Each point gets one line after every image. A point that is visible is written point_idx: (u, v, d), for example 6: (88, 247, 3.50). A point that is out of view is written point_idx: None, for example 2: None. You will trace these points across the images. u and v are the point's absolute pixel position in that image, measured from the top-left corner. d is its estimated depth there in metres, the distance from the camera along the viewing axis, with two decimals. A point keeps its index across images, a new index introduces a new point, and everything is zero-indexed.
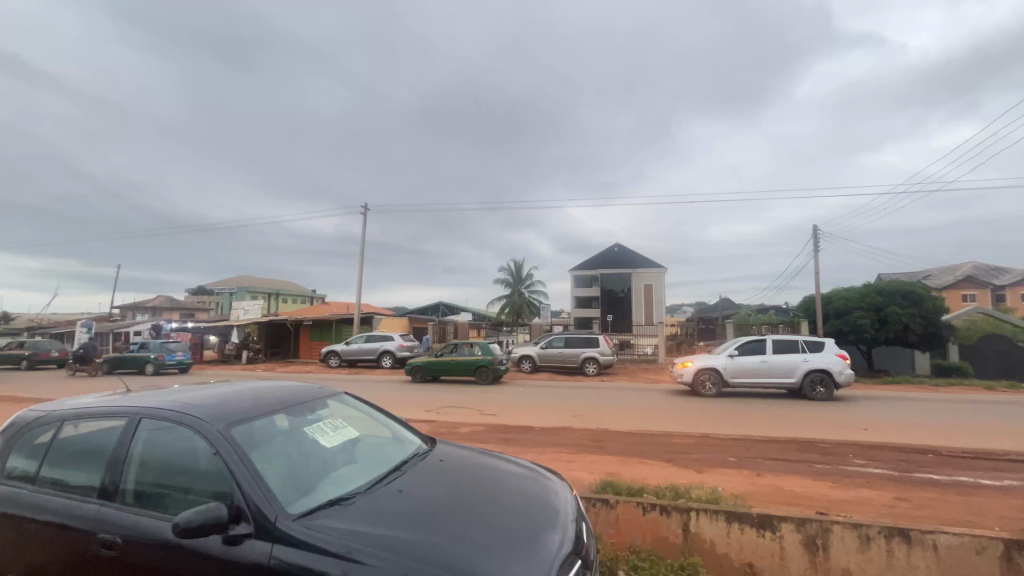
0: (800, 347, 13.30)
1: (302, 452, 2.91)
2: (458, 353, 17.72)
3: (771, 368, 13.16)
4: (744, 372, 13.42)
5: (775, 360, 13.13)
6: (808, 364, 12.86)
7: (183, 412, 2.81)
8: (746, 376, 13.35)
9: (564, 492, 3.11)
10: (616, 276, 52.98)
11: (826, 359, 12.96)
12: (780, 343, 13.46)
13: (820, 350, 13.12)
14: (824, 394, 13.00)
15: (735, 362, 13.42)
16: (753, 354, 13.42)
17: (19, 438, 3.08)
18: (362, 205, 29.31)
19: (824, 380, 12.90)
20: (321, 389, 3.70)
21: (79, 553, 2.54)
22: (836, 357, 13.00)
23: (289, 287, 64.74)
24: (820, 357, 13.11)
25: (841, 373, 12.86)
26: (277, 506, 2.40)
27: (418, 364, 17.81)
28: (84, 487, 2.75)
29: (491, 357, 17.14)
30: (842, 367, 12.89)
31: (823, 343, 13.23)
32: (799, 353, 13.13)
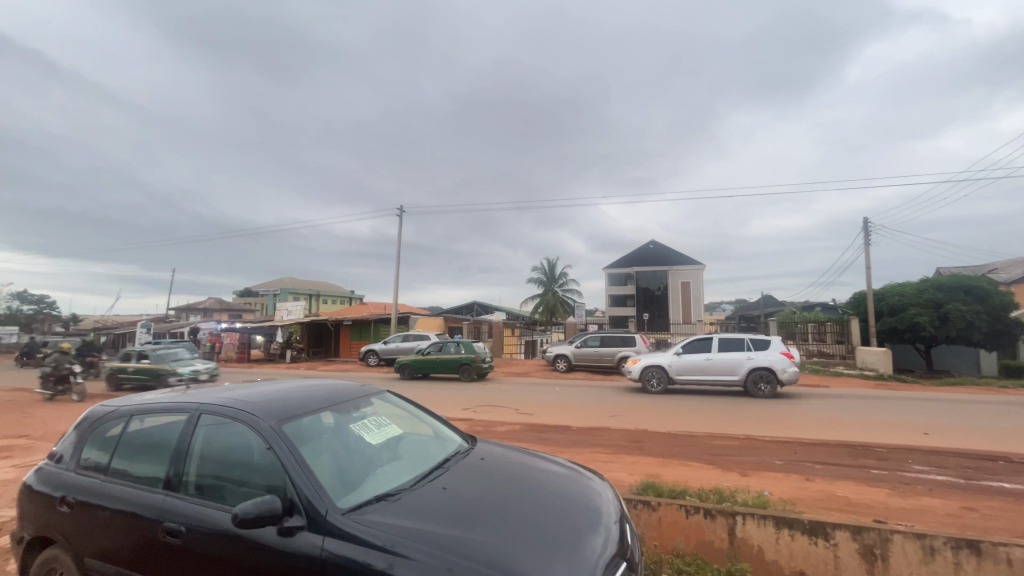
0: (745, 345, 13.19)
1: (347, 448, 3.00)
2: (444, 352, 18.18)
3: (713, 366, 13.18)
4: (689, 369, 13.54)
5: (717, 358, 13.12)
6: (750, 361, 12.71)
7: (238, 408, 2.96)
8: (690, 373, 13.47)
9: (606, 492, 3.08)
10: (652, 274, 51.95)
11: (770, 357, 12.75)
12: (727, 342, 13.42)
13: (765, 348, 12.93)
14: (768, 393, 12.75)
15: (677, 360, 13.61)
16: (697, 352, 13.51)
17: (92, 431, 3.32)
18: (399, 208, 30.14)
19: (765, 377, 12.69)
20: (364, 386, 3.81)
21: (148, 541, 2.71)
22: (781, 355, 12.74)
23: (330, 288, 66.93)
24: (766, 355, 12.91)
25: (786, 370, 12.57)
26: (326, 500, 2.49)
27: (406, 362, 18.34)
28: (151, 478, 2.93)
29: (474, 355, 17.58)
30: (786, 364, 12.60)
31: (769, 341, 13.03)
32: (742, 351, 13.03)
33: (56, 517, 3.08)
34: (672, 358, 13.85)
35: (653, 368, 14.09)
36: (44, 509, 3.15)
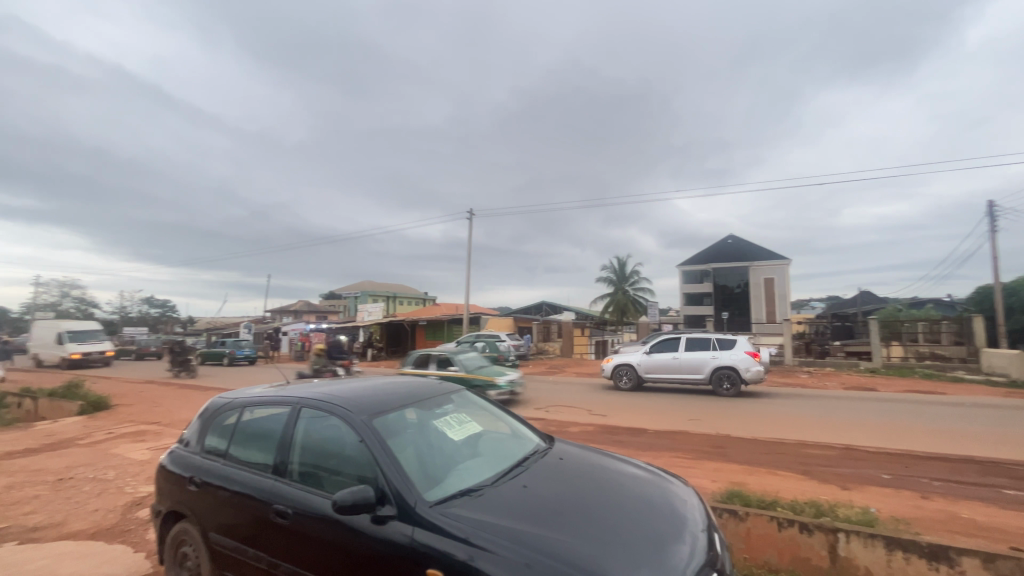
0: (712, 344, 13.40)
1: (430, 444, 3.13)
2: None
3: (679, 365, 13.50)
4: (657, 367, 13.91)
5: (683, 357, 13.42)
6: (713, 361, 12.87)
7: (334, 403, 3.20)
8: (658, 371, 13.83)
9: (690, 499, 2.95)
10: (731, 270, 49.01)
11: (734, 356, 12.88)
12: (694, 342, 13.67)
13: (731, 347, 13.07)
14: (732, 392, 12.88)
15: (646, 360, 14.01)
16: (665, 352, 13.81)
17: (213, 420, 3.75)
18: (469, 211, 30.94)
19: (728, 376, 12.81)
20: (444, 384, 3.95)
21: (261, 520, 3.01)
22: (746, 354, 12.84)
23: (406, 291, 70.38)
24: (731, 354, 13.05)
25: (749, 370, 12.68)
26: (415, 492, 2.62)
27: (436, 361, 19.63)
28: (260, 464, 3.25)
29: None
30: (750, 363, 12.70)
31: (736, 340, 13.15)
32: (707, 350, 13.27)
33: (186, 494, 3.51)
34: (641, 356, 14.29)
35: (624, 366, 14.59)
36: (176, 487, 3.61)
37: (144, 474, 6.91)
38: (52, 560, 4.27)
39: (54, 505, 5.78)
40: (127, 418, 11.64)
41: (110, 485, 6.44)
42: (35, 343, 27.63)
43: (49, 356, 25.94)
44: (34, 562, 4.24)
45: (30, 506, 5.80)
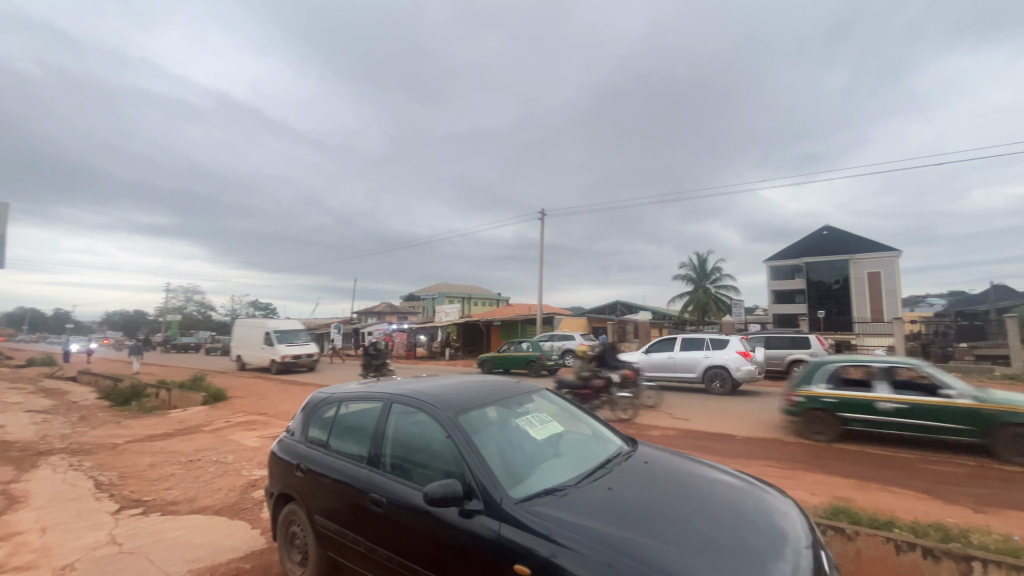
0: (705, 345, 14.09)
1: (513, 442, 3.18)
2: (516, 348, 20.94)
3: (674, 364, 14.19)
4: (653, 366, 14.62)
5: (678, 356, 14.18)
6: (706, 360, 13.47)
7: (421, 400, 3.37)
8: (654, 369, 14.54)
9: (788, 511, 2.74)
10: (827, 264, 44.64)
11: (726, 355, 13.45)
12: (689, 342, 14.38)
13: (724, 347, 13.71)
14: (726, 391, 13.34)
15: (643, 359, 14.78)
16: (662, 351, 14.54)
17: (314, 413, 4.10)
18: (540, 210, 30.64)
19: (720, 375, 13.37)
20: (523, 383, 4.02)
21: (359, 507, 3.23)
22: (738, 354, 13.39)
23: (479, 292, 72.12)
24: (723, 354, 13.65)
25: (739, 369, 13.28)
26: (500, 489, 2.69)
27: (486, 359, 21.68)
28: (357, 455, 3.50)
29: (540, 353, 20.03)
30: (740, 363, 13.31)
31: (727, 340, 13.79)
32: (701, 350, 13.96)
33: (294, 479, 3.86)
34: (640, 356, 15.06)
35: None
36: (285, 472, 3.98)
37: (255, 459, 7.72)
38: (187, 531, 4.89)
39: (186, 483, 6.62)
40: (241, 409, 13.03)
41: (229, 467, 7.27)
42: (237, 345, 27.56)
43: (255, 359, 25.67)
44: (173, 531, 4.88)
45: (168, 482, 6.70)
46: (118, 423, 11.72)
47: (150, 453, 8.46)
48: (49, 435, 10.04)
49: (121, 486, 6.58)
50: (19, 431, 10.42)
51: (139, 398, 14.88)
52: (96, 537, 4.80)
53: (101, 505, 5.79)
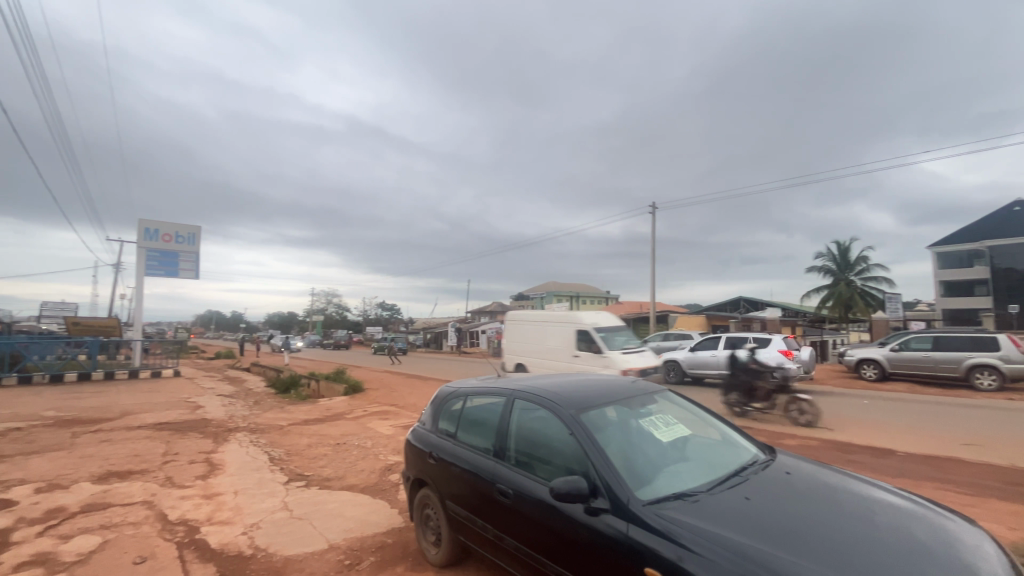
0: (746, 343, 14.45)
1: (637, 443, 3.13)
2: None
3: (718, 361, 15.16)
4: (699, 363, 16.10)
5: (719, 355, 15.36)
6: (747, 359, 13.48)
7: (544, 397, 3.45)
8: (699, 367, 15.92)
9: (980, 543, 2.31)
10: (1021, 247, 36.16)
11: (765, 355, 13.60)
12: None
13: (763, 345, 13.88)
14: None
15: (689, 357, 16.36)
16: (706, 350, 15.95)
17: (443, 406, 4.43)
18: (652, 205, 29.51)
19: None
20: (641, 382, 3.93)
21: (487, 496, 3.40)
22: (778, 354, 13.10)
23: (588, 290, 71.59)
24: (764, 352, 13.85)
25: (779, 369, 13.26)
26: (627, 490, 2.65)
27: None
28: (482, 447, 3.70)
29: None
30: (779, 363, 13.24)
31: (769, 339, 13.78)
32: (741, 348, 14.46)
33: (426, 465, 4.18)
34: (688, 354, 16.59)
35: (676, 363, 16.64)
36: (418, 459, 4.32)
37: (389, 446, 8.56)
38: (340, 504, 5.61)
39: (336, 463, 7.58)
40: (377, 399, 14.50)
41: (369, 451, 8.16)
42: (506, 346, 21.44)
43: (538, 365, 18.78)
44: (329, 504, 5.62)
45: (323, 461, 7.76)
46: (283, 408, 13.75)
47: (307, 435, 9.83)
48: (234, 416, 12.15)
49: (288, 461, 7.77)
50: (213, 411, 12.76)
51: (297, 386, 17.24)
52: (273, 502, 5.73)
53: (274, 476, 6.89)
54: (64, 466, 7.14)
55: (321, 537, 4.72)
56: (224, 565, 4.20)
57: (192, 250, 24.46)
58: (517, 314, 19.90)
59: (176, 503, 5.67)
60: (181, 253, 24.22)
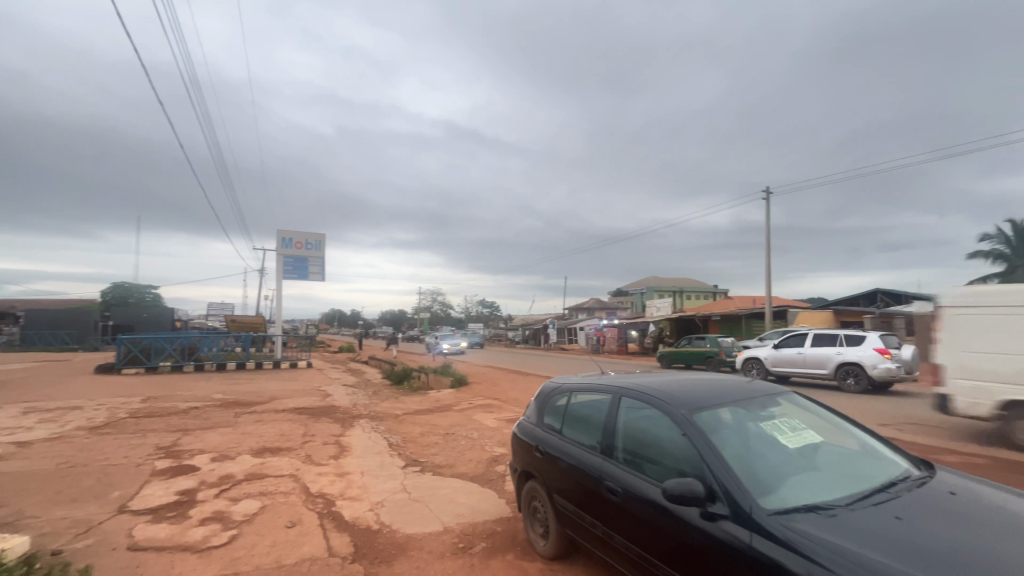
0: (839, 341, 14.26)
1: (757, 447, 2.91)
2: (693, 344, 21.13)
3: (803, 359, 14.76)
4: (782, 360, 15.30)
5: (808, 352, 14.65)
6: (837, 356, 13.92)
7: (652, 395, 3.36)
8: (784, 364, 15.20)
9: None
10: None
11: (861, 352, 13.67)
12: (821, 337, 14.67)
13: (858, 343, 13.84)
14: (857, 388, 13.72)
15: (767, 354, 15.60)
16: (792, 346, 15.19)
17: (547, 402, 4.51)
18: (764, 190, 26.93)
19: (854, 372, 13.67)
20: (760, 383, 3.65)
21: (595, 493, 3.38)
22: (875, 351, 13.47)
23: (694, 285, 67.55)
24: (859, 350, 13.78)
25: (876, 367, 13.36)
26: (749, 498, 2.49)
27: (665, 353, 22.15)
28: (588, 444, 3.69)
29: (717, 348, 19.85)
30: (877, 360, 13.36)
31: (864, 337, 13.80)
32: (833, 346, 14.21)
33: (533, 458, 4.27)
34: (769, 352, 15.72)
35: (753, 360, 16.24)
36: (525, 452, 4.42)
37: (494, 438, 8.92)
38: (452, 490, 5.98)
39: (447, 451, 8.10)
40: (481, 393, 15.16)
41: (476, 442, 8.59)
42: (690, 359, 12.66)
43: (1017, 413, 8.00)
44: (442, 489, 6.02)
45: (435, 448, 8.33)
46: (398, 398, 14.94)
47: (420, 424, 10.59)
48: (357, 404, 13.50)
49: (405, 447, 8.45)
50: (340, 399, 14.28)
51: (409, 378, 18.59)
52: (394, 484, 6.28)
53: (394, 460, 7.55)
54: (231, 441, 8.50)
55: (437, 519, 5.07)
56: (356, 536, 4.69)
57: (318, 256, 27.55)
58: (967, 285, 8.47)
59: (316, 478, 6.48)
60: (310, 259, 27.40)
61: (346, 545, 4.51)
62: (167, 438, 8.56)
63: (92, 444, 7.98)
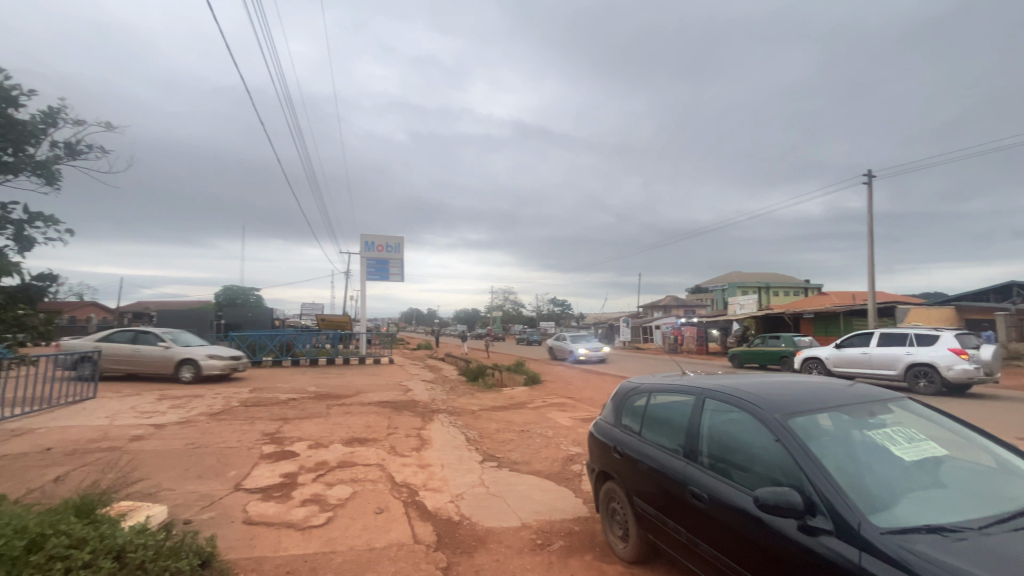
0: (909, 340, 13.06)
1: (865, 457, 2.64)
2: (766, 344, 20.06)
3: (869, 360, 13.66)
4: (845, 361, 14.31)
5: (874, 352, 13.58)
6: (906, 356, 12.78)
7: (740, 397, 3.18)
8: (847, 365, 14.19)
9: None
10: None
11: (934, 352, 12.42)
12: (889, 336, 13.52)
13: (930, 343, 12.60)
14: (931, 390, 12.58)
15: (828, 355, 14.69)
16: (856, 346, 14.12)
17: (625, 403, 4.41)
18: (866, 173, 24.32)
19: (926, 374, 12.52)
20: (865, 387, 3.31)
21: (678, 498, 3.25)
22: (949, 351, 12.21)
23: (782, 281, 62.56)
24: (933, 350, 12.53)
25: (951, 369, 12.11)
26: (858, 514, 2.27)
27: (737, 353, 21.05)
28: (670, 446, 3.56)
29: (795, 348, 18.80)
30: (953, 361, 12.10)
31: (938, 336, 12.55)
32: (903, 345, 13.03)
33: (610, 459, 4.19)
34: (831, 351, 14.75)
35: (812, 360, 15.25)
36: (603, 452, 4.35)
37: (570, 437, 8.88)
38: (528, 486, 6.05)
39: (523, 448, 8.19)
40: (554, 391, 15.14)
41: (551, 441, 8.61)
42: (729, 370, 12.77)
43: None
44: (520, 485, 6.10)
45: (511, 445, 8.46)
46: (474, 394, 15.34)
47: (495, 420, 10.80)
48: (435, 399, 14.07)
49: (482, 443, 8.67)
50: (419, 394, 14.97)
51: (483, 375, 18.95)
52: (473, 478, 6.47)
53: (472, 454, 7.78)
54: (325, 430, 9.22)
55: (515, 515, 5.14)
56: (439, 526, 4.89)
57: (398, 258, 29.04)
58: None
59: (400, 469, 6.85)
60: (391, 261, 28.99)
61: (430, 533, 4.71)
62: (271, 426, 9.48)
63: (212, 428, 9.03)
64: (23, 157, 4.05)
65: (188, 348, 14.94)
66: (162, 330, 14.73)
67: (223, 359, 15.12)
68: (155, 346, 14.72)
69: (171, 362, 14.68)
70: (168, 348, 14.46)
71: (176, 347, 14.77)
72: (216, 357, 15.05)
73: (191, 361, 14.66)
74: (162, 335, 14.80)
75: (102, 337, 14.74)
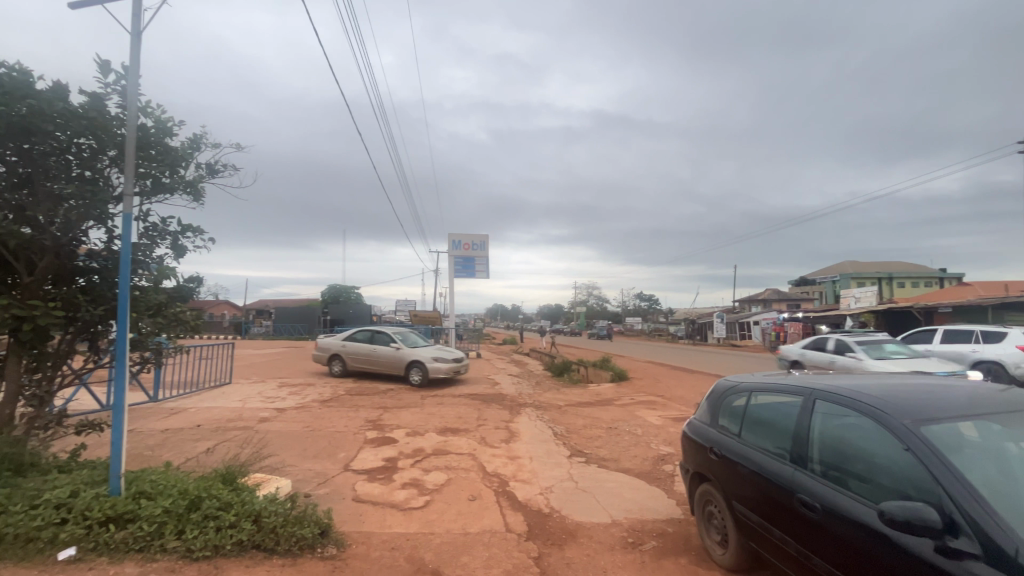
0: (975, 337, 11.54)
1: (1018, 473, 2.29)
2: None
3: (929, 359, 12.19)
4: None
5: (936, 351, 12.10)
6: (970, 354, 11.28)
7: (859, 400, 2.88)
8: None
9: None
10: None
11: (1001, 350, 10.85)
12: (952, 334, 12.04)
13: (997, 340, 11.04)
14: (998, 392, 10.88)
15: None
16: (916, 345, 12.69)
17: (721, 403, 4.18)
18: None
19: (992, 373, 10.89)
20: (1021, 394, 2.83)
21: (786, 507, 3.01)
22: (1018, 348, 10.61)
23: (910, 270, 54.74)
24: (1000, 347, 10.96)
25: (1021, 366, 10.42)
26: (1014, 540, 1.96)
27: None
28: (774, 451, 3.32)
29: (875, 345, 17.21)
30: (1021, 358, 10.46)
31: (1006, 332, 11.01)
32: (967, 343, 11.54)
33: (706, 460, 4.00)
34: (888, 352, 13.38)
35: None
36: (698, 453, 4.16)
37: (660, 436, 8.57)
38: (618, 484, 5.96)
39: (611, 445, 8.07)
40: (642, 389, 14.68)
41: (640, 439, 8.38)
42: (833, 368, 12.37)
43: None
44: (609, 483, 6.03)
45: (598, 442, 8.38)
46: (559, 390, 15.37)
47: (582, 416, 10.71)
48: (521, 393, 14.30)
49: (569, 438, 8.68)
50: (507, 388, 15.28)
51: (569, 370, 18.87)
52: (561, 472, 6.53)
53: (560, 449, 7.84)
54: (420, 419, 9.80)
55: (605, 511, 5.11)
56: (529, 517, 5.01)
57: (483, 255, 29.90)
58: None
59: (490, 459, 7.10)
60: (477, 258, 29.92)
61: (521, 523, 4.85)
62: (373, 413, 10.28)
63: (324, 414, 10.01)
64: (176, 178, 4.79)
65: (415, 349, 15.25)
66: (396, 331, 15.39)
67: (449, 361, 15.16)
68: (388, 346, 15.27)
69: (402, 362, 15.15)
70: (400, 347, 14.95)
71: (406, 347, 15.22)
72: (442, 360, 15.12)
73: (419, 362, 14.91)
74: (394, 336, 15.49)
75: (348, 337, 16.09)
